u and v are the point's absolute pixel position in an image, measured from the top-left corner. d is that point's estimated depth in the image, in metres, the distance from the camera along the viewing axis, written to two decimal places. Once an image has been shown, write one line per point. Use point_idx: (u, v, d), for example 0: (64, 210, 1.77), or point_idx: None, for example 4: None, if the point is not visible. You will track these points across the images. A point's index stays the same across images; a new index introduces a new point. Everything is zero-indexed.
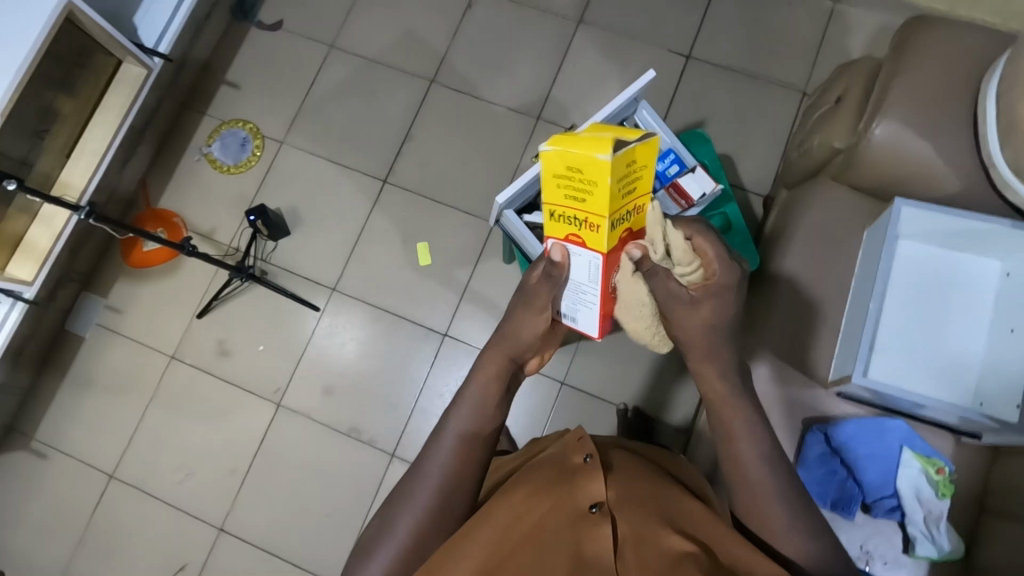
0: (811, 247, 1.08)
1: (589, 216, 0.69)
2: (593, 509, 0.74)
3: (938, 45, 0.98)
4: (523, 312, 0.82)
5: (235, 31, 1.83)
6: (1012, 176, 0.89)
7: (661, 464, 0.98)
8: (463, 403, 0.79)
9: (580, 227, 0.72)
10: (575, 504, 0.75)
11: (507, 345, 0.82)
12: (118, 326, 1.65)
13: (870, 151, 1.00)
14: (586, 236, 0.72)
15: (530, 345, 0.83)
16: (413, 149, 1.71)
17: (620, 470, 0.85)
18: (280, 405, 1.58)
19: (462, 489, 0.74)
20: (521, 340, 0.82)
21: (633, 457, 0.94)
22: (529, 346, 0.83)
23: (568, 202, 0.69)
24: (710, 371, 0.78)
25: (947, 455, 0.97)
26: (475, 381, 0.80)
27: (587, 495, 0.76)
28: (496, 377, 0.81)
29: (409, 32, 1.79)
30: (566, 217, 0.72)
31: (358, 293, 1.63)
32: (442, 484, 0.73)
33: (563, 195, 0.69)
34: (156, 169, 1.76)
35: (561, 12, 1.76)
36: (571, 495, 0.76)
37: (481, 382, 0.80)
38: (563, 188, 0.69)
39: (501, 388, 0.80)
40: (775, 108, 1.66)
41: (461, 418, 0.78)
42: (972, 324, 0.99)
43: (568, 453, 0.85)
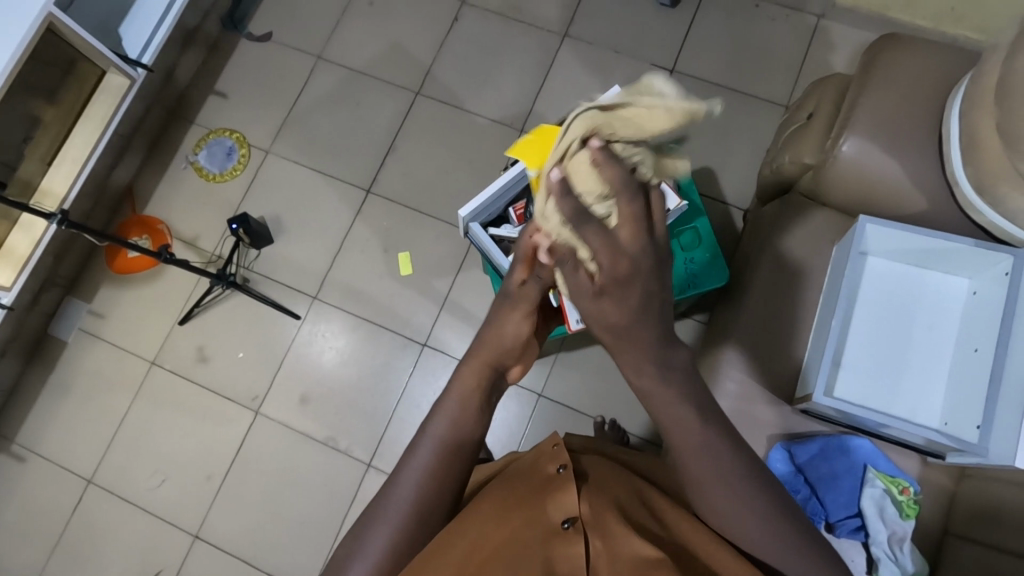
0: (780, 262, 1.08)
1: None
2: (566, 525, 0.74)
3: (902, 64, 0.98)
4: (506, 314, 0.80)
5: (225, 42, 1.85)
6: (974, 195, 0.89)
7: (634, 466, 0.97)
8: (440, 415, 0.76)
9: None
10: (548, 520, 0.75)
11: (493, 350, 0.80)
12: (100, 331, 1.66)
13: (836, 168, 1.00)
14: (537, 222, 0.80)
15: (512, 349, 0.81)
16: (396, 159, 1.72)
17: (595, 476, 0.86)
18: (259, 412, 1.59)
19: (439, 506, 0.72)
20: (504, 343, 0.81)
21: (605, 460, 0.94)
22: (511, 350, 0.81)
23: None
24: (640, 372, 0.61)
25: (913, 474, 0.96)
26: (453, 391, 0.77)
27: (560, 511, 0.76)
28: (475, 387, 0.78)
29: (396, 44, 1.81)
30: None
31: (339, 302, 1.64)
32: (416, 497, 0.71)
33: None
34: (143, 176, 1.77)
35: (546, 26, 1.78)
36: (545, 511, 0.76)
37: (458, 392, 0.77)
38: None
39: (480, 398, 0.78)
40: (758, 122, 1.67)
41: (439, 430, 0.75)
42: (939, 343, 0.99)
43: (542, 462, 0.85)
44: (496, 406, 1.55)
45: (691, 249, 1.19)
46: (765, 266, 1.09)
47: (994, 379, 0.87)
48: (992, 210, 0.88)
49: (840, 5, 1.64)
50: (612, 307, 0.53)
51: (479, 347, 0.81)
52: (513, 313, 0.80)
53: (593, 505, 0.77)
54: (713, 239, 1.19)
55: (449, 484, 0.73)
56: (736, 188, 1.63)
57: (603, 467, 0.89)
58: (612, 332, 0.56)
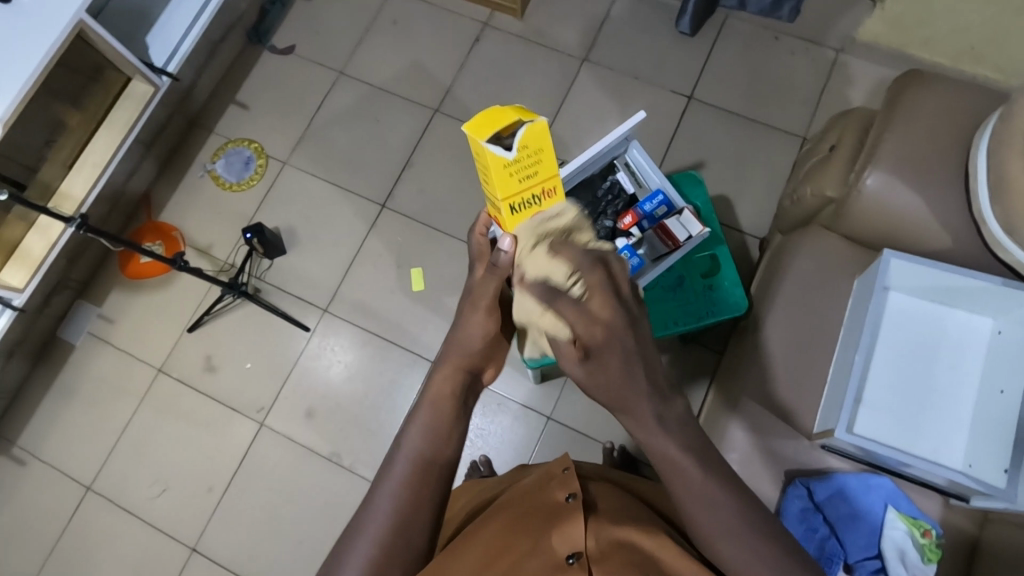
0: (798, 294, 1.07)
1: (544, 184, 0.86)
2: (571, 560, 0.71)
3: (928, 101, 0.98)
4: (468, 315, 0.81)
5: (249, 54, 1.88)
6: (1002, 235, 0.88)
7: (639, 497, 0.95)
8: (414, 427, 0.73)
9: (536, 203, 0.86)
10: (552, 554, 0.72)
11: (458, 354, 0.78)
12: (108, 336, 1.65)
13: (860, 203, 1.00)
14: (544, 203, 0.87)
15: (482, 352, 0.79)
16: (413, 175, 1.73)
17: (602, 505, 0.84)
18: (263, 423, 1.57)
19: (419, 521, 0.67)
20: (470, 346, 0.79)
21: (613, 488, 0.92)
22: (480, 350, 0.79)
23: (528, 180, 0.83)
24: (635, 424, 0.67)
25: (934, 518, 0.94)
26: (425, 404, 0.74)
27: (566, 544, 0.73)
28: (450, 395, 0.75)
29: (416, 63, 1.83)
30: (524, 203, 0.85)
31: (350, 316, 1.63)
32: (398, 506, 0.67)
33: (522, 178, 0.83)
34: (160, 183, 1.78)
35: (567, 50, 1.80)
36: (549, 543, 0.73)
37: (431, 404, 0.74)
38: (518, 173, 0.82)
39: (455, 406, 0.75)
40: (775, 152, 1.67)
41: (413, 443, 0.72)
42: (964, 383, 0.97)
43: (551, 489, 0.84)
44: (503, 428, 1.53)
45: (709, 277, 1.18)
46: (784, 296, 1.08)
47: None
48: (1019, 250, 0.87)
49: (860, 40, 1.66)
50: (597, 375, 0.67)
51: (448, 349, 0.79)
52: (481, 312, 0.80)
53: (600, 537, 0.75)
54: (731, 265, 1.17)
55: (429, 500, 0.69)
56: (753, 218, 1.63)
57: (610, 495, 0.87)
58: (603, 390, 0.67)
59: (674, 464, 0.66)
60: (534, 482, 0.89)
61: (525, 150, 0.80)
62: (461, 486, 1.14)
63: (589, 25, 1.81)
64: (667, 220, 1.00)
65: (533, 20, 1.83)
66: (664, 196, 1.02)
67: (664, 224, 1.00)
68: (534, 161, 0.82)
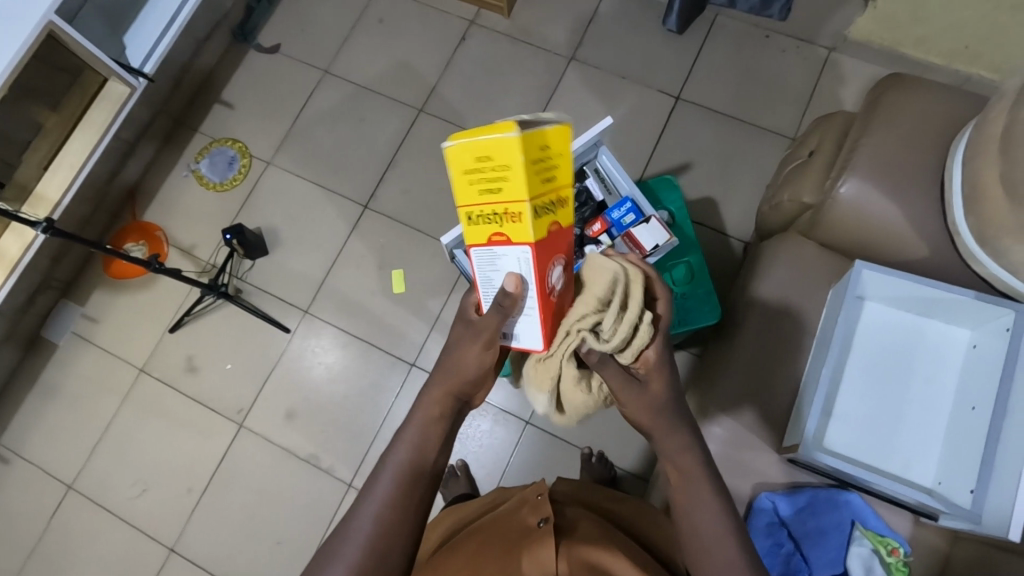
0: (771, 302, 1.04)
1: (506, 207, 0.60)
2: None
3: (906, 106, 0.95)
4: (465, 345, 0.71)
5: (235, 53, 1.87)
6: (976, 246, 0.85)
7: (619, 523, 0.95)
8: (400, 445, 0.70)
9: (500, 224, 0.62)
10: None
11: (453, 382, 0.72)
12: (91, 335, 1.66)
13: (835, 210, 0.98)
14: (509, 231, 0.61)
15: (477, 380, 0.73)
16: (396, 175, 1.71)
17: (578, 528, 0.83)
18: (242, 425, 1.57)
19: (398, 542, 0.66)
20: (465, 375, 0.72)
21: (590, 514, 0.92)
22: (476, 381, 0.73)
23: (484, 197, 0.61)
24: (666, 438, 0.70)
25: (904, 535, 0.91)
26: (414, 423, 0.72)
27: (535, 566, 0.73)
28: (439, 419, 0.72)
29: (402, 62, 1.81)
30: (483, 217, 0.62)
31: (331, 317, 1.63)
32: (372, 535, 0.65)
33: (478, 192, 0.61)
34: (144, 182, 1.78)
35: (553, 49, 1.78)
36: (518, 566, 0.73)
37: (420, 424, 0.72)
38: (475, 184, 0.60)
39: (443, 432, 0.72)
40: (763, 154, 1.64)
41: (397, 462, 0.70)
42: (938, 398, 0.94)
43: (525, 513, 0.84)
44: (482, 433, 1.52)
45: (683, 285, 1.14)
46: (758, 304, 1.05)
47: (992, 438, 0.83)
48: (992, 261, 0.84)
49: (852, 39, 1.61)
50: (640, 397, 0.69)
51: (441, 375, 0.73)
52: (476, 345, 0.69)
53: (570, 559, 0.74)
54: (706, 275, 1.14)
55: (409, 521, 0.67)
56: (739, 220, 1.60)
57: (589, 519, 0.86)
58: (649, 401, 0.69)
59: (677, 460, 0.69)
60: (508, 510, 0.88)
61: (487, 159, 0.57)
62: (443, 511, 1.14)
63: (576, 23, 1.78)
64: (634, 228, 0.98)
65: (520, 18, 1.81)
66: (632, 204, 1.00)
67: (630, 232, 0.97)
68: (499, 177, 0.59)
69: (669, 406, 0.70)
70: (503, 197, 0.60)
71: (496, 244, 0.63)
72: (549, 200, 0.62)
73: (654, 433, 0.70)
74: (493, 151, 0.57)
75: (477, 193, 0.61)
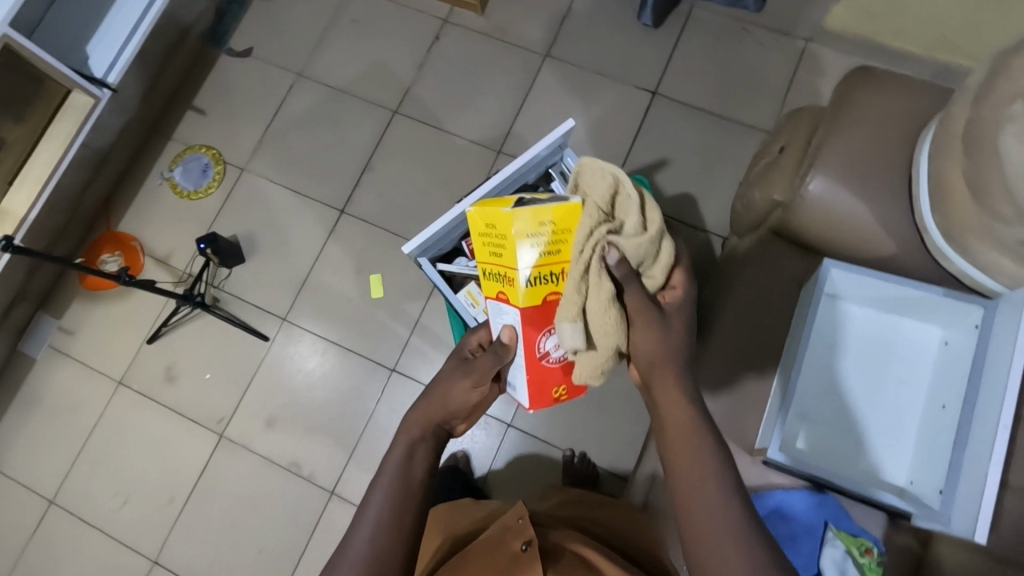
0: (743, 303, 1.04)
1: (506, 271, 0.73)
2: None
3: (872, 102, 0.94)
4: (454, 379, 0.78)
5: (206, 58, 1.84)
6: (943, 243, 0.84)
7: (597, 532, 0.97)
8: (389, 462, 0.72)
9: (503, 283, 0.74)
10: None
11: (433, 409, 0.77)
12: (68, 348, 1.64)
13: (806, 207, 0.96)
14: (507, 291, 0.73)
15: (459, 411, 0.78)
16: (372, 178, 1.69)
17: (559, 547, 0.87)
18: (222, 435, 1.56)
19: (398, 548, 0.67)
20: (448, 407, 0.77)
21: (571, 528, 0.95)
22: (458, 412, 0.77)
23: (489, 258, 0.76)
24: (671, 400, 0.71)
25: (878, 535, 0.90)
26: (400, 441, 0.74)
27: None
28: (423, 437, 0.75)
29: (376, 63, 1.78)
30: (493, 275, 0.77)
31: (309, 324, 1.61)
32: (372, 551, 0.65)
33: (488, 253, 0.77)
34: (118, 192, 1.76)
35: (529, 46, 1.75)
36: None
37: (405, 442, 0.74)
38: (487, 246, 0.76)
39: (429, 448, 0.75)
40: (741, 148, 1.62)
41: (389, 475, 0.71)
42: (910, 396, 0.93)
43: (507, 535, 0.87)
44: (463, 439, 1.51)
45: None
46: (731, 305, 1.04)
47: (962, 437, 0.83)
48: (960, 258, 0.83)
49: (829, 29, 1.59)
50: (653, 339, 0.70)
51: (425, 402, 0.77)
52: (465, 377, 0.77)
53: None
54: None
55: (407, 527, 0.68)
56: (718, 216, 1.59)
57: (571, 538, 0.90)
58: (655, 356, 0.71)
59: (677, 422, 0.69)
60: (492, 530, 0.90)
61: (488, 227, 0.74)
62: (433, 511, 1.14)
63: (552, 19, 1.76)
64: None
65: (494, 16, 1.78)
66: None
67: None
68: (500, 244, 0.73)
69: (675, 350, 0.71)
70: (503, 260, 0.73)
71: (501, 300, 0.75)
72: (548, 271, 0.71)
73: (660, 380, 0.71)
74: (496, 221, 0.73)
75: (487, 253, 0.77)
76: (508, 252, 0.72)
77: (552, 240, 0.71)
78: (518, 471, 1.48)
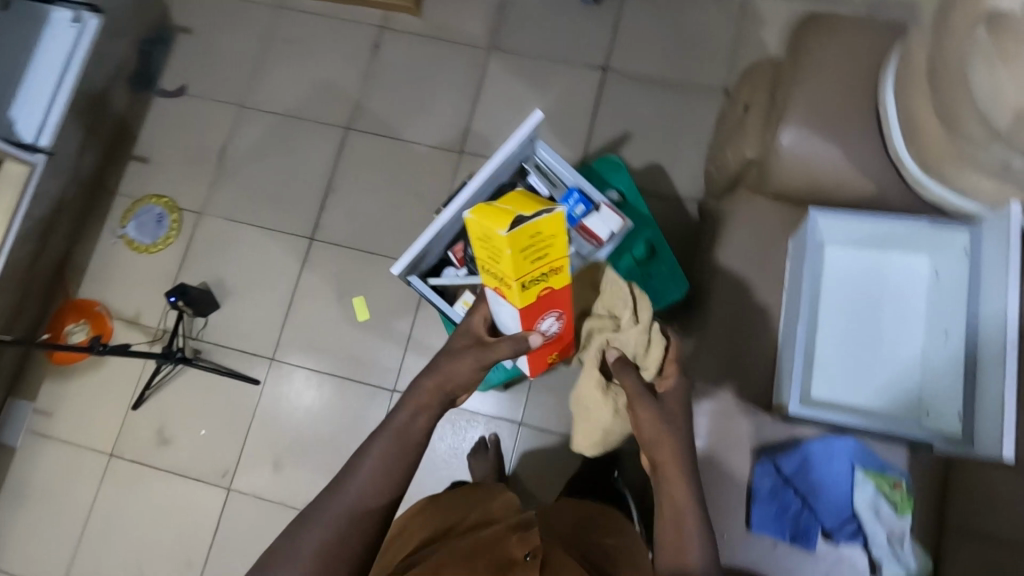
0: (735, 266, 1.04)
1: (503, 281, 0.59)
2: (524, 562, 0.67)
3: (828, 49, 0.94)
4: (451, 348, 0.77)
5: (139, 104, 1.75)
6: (920, 174, 0.85)
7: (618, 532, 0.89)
8: (389, 427, 0.75)
9: (497, 281, 0.61)
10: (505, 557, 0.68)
11: (436, 378, 0.76)
12: (49, 430, 1.56)
13: (780, 161, 0.96)
14: (503, 291, 0.61)
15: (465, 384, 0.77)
16: (337, 201, 1.64)
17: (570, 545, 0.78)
18: (230, 488, 1.50)
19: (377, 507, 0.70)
20: (456, 379, 0.76)
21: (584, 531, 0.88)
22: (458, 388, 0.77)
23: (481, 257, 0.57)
24: (673, 472, 0.73)
25: (903, 468, 0.92)
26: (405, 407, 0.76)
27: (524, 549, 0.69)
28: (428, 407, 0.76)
29: (319, 83, 1.72)
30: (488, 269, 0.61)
31: (299, 360, 1.57)
32: (354, 505, 0.70)
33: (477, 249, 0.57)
34: (71, 258, 1.67)
35: (472, 41, 1.71)
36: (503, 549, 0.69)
37: (411, 408, 0.76)
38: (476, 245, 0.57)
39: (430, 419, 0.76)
40: (700, 110, 1.63)
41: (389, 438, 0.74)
42: (911, 329, 0.95)
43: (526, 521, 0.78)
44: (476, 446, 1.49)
45: (645, 263, 1.10)
46: (724, 268, 1.04)
47: (968, 361, 0.84)
48: (940, 187, 0.83)
49: None
50: (649, 418, 0.74)
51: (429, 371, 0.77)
52: (473, 359, 0.73)
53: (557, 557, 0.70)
54: (667, 250, 1.10)
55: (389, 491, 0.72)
56: (689, 181, 1.59)
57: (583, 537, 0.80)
58: (656, 429, 0.74)
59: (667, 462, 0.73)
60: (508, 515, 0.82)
61: (480, 240, 0.56)
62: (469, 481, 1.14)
63: (490, 10, 1.73)
64: (586, 219, 0.95)
65: (432, 15, 1.74)
66: (580, 194, 0.96)
67: (583, 224, 0.95)
68: (490, 252, 0.56)
69: (673, 427, 0.75)
70: (496, 267, 0.56)
71: (496, 295, 0.63)
72: (545, 273, 0.59)
73: (666, 468, 0.73)
74: (484, 235, 0.54)
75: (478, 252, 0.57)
76: (505, 265, 0.55)
77: (543, 246, 0.55)
78: (538, 467, 1.46)
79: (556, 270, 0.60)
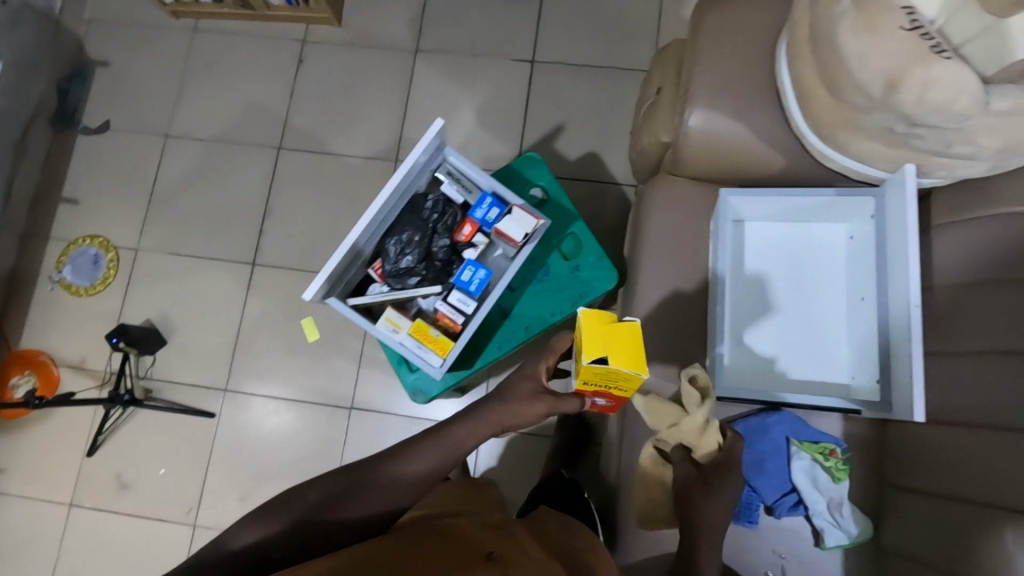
0: (663, 251, 1.04)
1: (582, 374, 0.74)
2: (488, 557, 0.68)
3: (723, 27, 0.94)
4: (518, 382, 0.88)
5: (62, 144, 1.70)
6: (822, 144, 0.84)
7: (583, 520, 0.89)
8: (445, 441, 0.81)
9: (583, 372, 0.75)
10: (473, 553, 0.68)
11: (506, 416, 0.85)
12: (5, 487, 1.53)
13: (689, 143, 0.96)
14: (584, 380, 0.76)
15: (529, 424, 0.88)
16: (275, 222, 1.62)
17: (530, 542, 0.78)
18: (196, 524, 1.47)
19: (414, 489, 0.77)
20: (521, 420, 0.86)
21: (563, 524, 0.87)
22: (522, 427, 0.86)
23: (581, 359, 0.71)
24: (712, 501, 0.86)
25: (840, 435, 0.93)
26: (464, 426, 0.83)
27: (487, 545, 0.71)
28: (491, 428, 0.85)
29: (246, 104, 1.69)
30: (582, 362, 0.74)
31: (253, 387, 1.55)
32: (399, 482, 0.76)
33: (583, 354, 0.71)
34: (9, 309, 1.62)
35: (396, 46, 1.69)
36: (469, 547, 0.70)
37: (468, 426, 0.83)
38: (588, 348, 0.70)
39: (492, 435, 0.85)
40: (629, 94, 1.62)
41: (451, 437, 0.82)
42: (834, 296, 0.96)
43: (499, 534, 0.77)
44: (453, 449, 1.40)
45: (573, 258, 1.09)
46: (651, 255, 1.04)
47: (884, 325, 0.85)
48: (843, 156, 0.83)
49: None
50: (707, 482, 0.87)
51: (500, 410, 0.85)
52: (547, 407, 0.85)
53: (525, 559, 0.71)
54: (593, 241, 1.09)
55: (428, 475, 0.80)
56: (625, 166, 1.58)
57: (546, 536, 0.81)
58: (713, 481, 0.87)
59: (709, 494, 0.86)
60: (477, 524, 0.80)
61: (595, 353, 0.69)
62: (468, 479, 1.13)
63: (411, 13, 1.70)
64: (500, 223, 0.93)
65: (352, 24, 1.71)
66: (493, 197, 0.95)
67: (497, 228, 0.93)
68: (598, 369, 0.71)
69: (730, 479, 0.87)
70: (592, 373, 0.72)
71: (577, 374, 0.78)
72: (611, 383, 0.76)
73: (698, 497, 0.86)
74: (611, 355, 0.69)
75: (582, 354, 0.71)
76: (589, 374, 0.72)
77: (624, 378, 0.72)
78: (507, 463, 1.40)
79: (623, 387, 0.77)
